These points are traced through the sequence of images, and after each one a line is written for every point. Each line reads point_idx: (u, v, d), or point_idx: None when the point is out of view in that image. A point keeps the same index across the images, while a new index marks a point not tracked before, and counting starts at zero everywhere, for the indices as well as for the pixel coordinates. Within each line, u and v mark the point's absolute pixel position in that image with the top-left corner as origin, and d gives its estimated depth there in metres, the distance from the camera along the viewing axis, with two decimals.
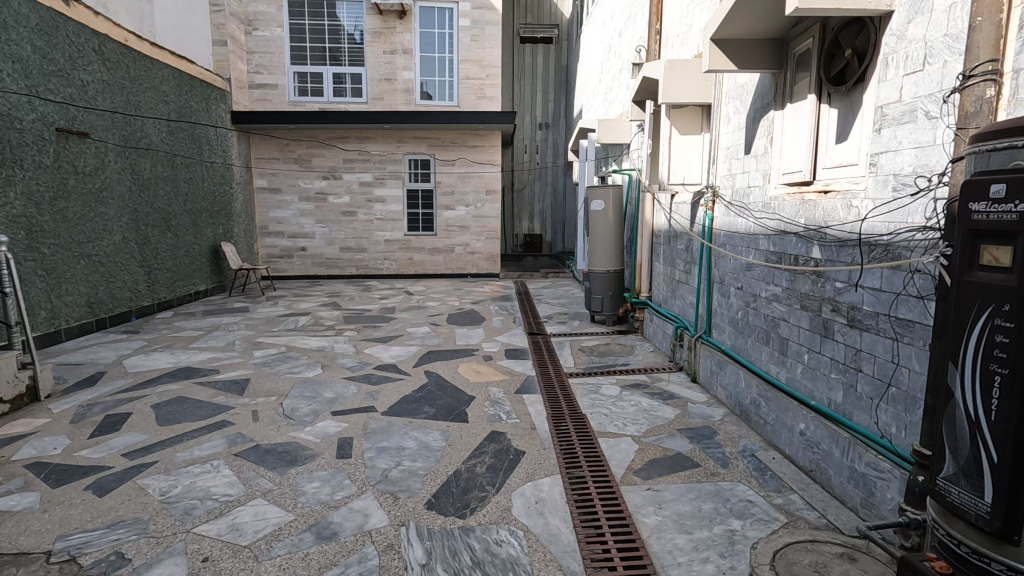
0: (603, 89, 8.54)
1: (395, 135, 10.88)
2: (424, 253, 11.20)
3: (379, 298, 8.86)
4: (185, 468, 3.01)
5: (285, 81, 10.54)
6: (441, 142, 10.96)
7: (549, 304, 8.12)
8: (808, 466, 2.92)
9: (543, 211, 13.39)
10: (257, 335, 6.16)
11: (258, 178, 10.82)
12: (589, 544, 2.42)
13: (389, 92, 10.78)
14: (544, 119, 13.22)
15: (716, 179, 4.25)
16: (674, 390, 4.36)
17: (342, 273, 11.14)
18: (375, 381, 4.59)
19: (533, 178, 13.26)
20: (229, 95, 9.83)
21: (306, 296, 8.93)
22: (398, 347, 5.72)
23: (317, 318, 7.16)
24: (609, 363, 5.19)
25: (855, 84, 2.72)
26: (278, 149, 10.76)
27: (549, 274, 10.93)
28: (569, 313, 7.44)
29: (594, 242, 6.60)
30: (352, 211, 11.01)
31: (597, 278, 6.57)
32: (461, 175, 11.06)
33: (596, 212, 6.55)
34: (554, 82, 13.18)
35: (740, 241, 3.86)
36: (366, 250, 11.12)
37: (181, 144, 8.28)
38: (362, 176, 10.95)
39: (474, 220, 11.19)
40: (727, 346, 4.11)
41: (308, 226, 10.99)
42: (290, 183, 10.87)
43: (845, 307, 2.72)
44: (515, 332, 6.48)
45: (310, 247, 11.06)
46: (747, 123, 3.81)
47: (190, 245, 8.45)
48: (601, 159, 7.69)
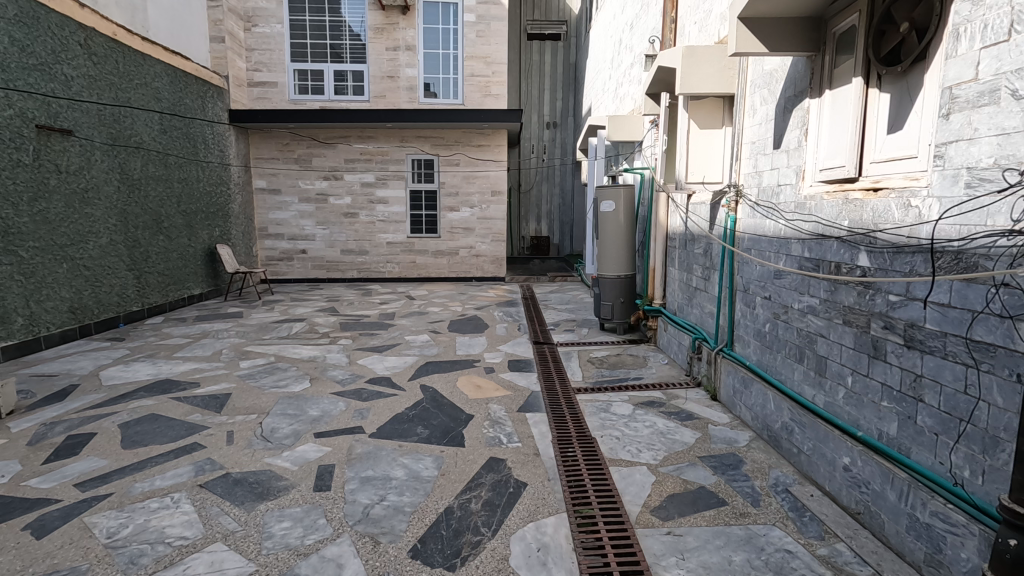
0: (614, 86, 8.15)
1: (398, 134, 10.56)
2: (428, 256, 10.86)
3: (379, 303, 8.52)
4: (140, 503, 2.66)
5: (285, 79, 10.24)
6: (445, 141, 10.62)
7: (556, 310, 7.73)
8: (855, 508, 2.52)
9: (551, 212, 13.01)
10: (247, 343, 5.83)
11: (257, 178, 10.53)
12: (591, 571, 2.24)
13: (392, 90, 10.46)
14: (552, 118, 12.85)
15: (740, 177, 3.86)
16: (693, 409, 3.96)
17: (344, 276, 10.83)
18: (366, 396, 4.24)
19: (541, 179, 12.89)
20: (226, 93, 9.55)
21: (304, 301, 8.60)
22: (393, 358, 5.36)
23: (312, 325, 6.83)
24: (620, 377, 4.79)
25: (912, 64, 2.33)
26: (278, 149, 10.47)
27: (557, 278, 10.55)
28: (578, 320, 7.05)
29: (603, 245, 6.22)
30: (354, 213, 10.69)
31: (606, 284, 6.20)
32: (465, 175, 10.70)
33: (605, 214, 6.17)
34: (562, 80, 12.81)
35: (769, 246, 3.46)
36: (368, 252, 10.80)
37: (174, 143, 7.99)
38: (364, 176, 10.64)
39: (479, 222, 10.83)
40: (752, 362, 3.70)
41: (308, 228, 10.69)
42: (290, 183, 10.57)
43: (901, 325, 2.32)
44: (520, 340, 6.09)
45: (311, 250, 10.75)
46: (776, 114, 3.41)
47: (183, 247, 8.15)
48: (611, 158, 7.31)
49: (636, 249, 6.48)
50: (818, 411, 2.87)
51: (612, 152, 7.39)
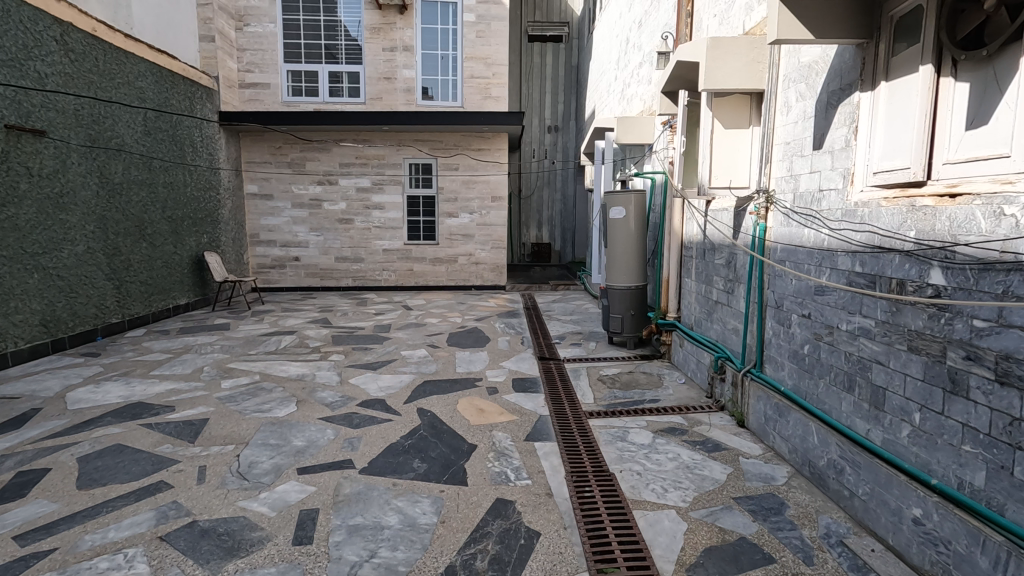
0: (621, 87, 7.81)
1: (395, 137, 10.20)
2: (425, 263, 10.48)
3: (374, 313, 8.14)
4: (86, 563, 2.26)
5: (277, 80, 9.88)
6: (444, 145, 10.26)
7: (560, 322, 7.36)
8: (930, 570, 2.15)
9: (552, 218, 12.66)
10: (231, 359, 5.43)
11: (248, 183, 10.15)
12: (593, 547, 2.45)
13: (389, 91, 10.10)
14: (554, 122, 12.52)
15: (772, 181, 3.50)
16: (719, 438, 3.57)
17: (338, 284, 10.44)
18: (358, 422, 3.85)
19: (542, 184, 12.55)
20: (216, 94, 9.18)
21: (296, 311, 8.21)
22: (388, 375, 4.97)
23: (303, 338, 6.43)
24: (634, 398, 4.40)
25: (1002, 46, 1.96)
26: (270, 153, 10.09)
27: (559, 286, 10.18)
28: (584, 333, 6.67)
29: (612, 253, 5.86)
30: (349, 218, 10.32)
31: (616, 295, 5.84)
32: (465, 180, 10.34)
33: (615, 221, 5.80)
34: (564, 83, 12.48)
35: (809, 258, 3.09)
36: (363, 259, 10.41)
37: (160, 145, 7.60)
38: (359, 181, 10.26)
39: (479, 228, 10.46)
40: (786, 387, 3.32)
41: (301, 235, 10.30)
42: (283, 188, 10.19)
43: (990, 357, 1.95)
44: (524, 356, 5.71)
45: (304, 257, 10.36)
46: (816, 110, 3.05)
47: (168, 255, 7.75)
48: (618, 162, 6.96)
49: (647, 257, 6.11)
50: (876, 449, 2.49)
51: (621, 155, 7.03)
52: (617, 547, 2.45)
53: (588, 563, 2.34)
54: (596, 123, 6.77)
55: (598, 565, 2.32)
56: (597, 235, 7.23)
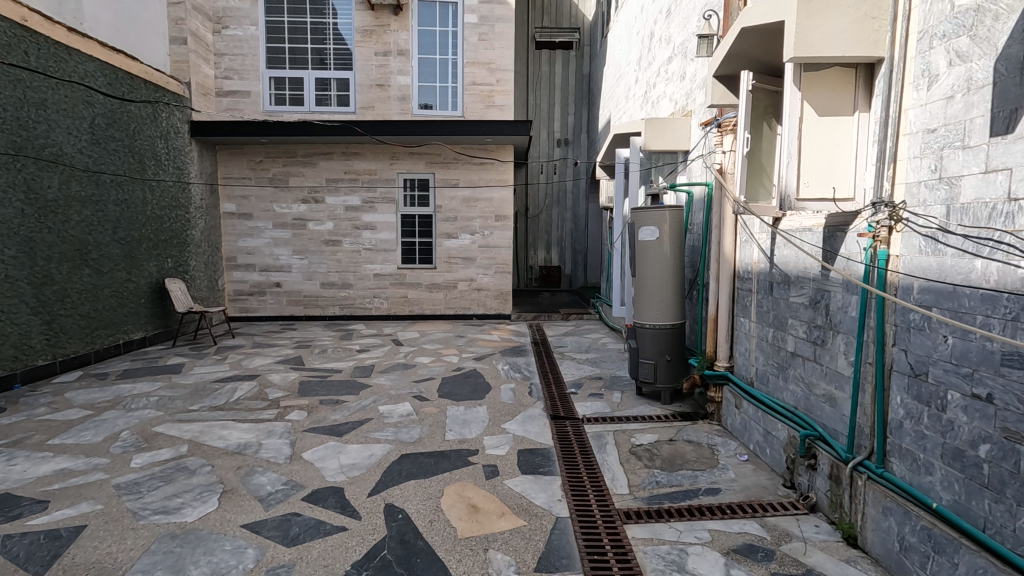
0: (643, 90, 6.77)
1: (388, 150, 9.18)
2: (421, 290, 9.37)
3: (357, 350, 7.02)
4: None
5: (259, 88, 8.93)
6: (442, 159, 9.24)
7: (575, 364, 6.19)
8: None
9: (562, 239, 11.61)
10: (162, 419, 4.28)
11: (225, 201, 9.14)
12: (588, 548, 2.62)
13: (381, 99, 9.11)
14: (564, 135, 11.53)
15: (904, 188, 2.37)
16: (828, 572, 2.38)
17: (324, 313, 9.34)
18: (296, 534, 2.68)
19: (551, 203, 11.52)
20: (187, 101, 8.21)
21: (269, 348, 7.09)
22: (356, 445, 3.81)
23: (264, 385, 5.30)
24: (685, 487, 3.22)
25: None
26: (250, 168, 9.11)
27: (571, 316, 9.05)
28: (605, 380, 5.50)
29: (643, 284, 4.73)
30: (336, 240, 9.27)
31: (646, 335, 4.70)
32: (466, 198, 9.29)
33: (645, 243, 4.67)
34: (575, 93, 11.50)
35: (990, 307, 1.94)
36: (352, 285, 9.33)
37: (113, 157, 6.62)
38: (348, 199, 9.23)
39: (481, 250, 9.36)
40: (943, 504, 2.14)
41: (283, 258, 9.26)
42: (263, 207, 9.19)
43: None
44: (532, 413, 4.53)
45: (286, 283, 9.29)
46: (998, 73, 1.92)
47: (120, 282, 6.69)
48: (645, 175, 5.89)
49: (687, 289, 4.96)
50: None
51: (649, 164, 5.92)
52: (610, 548, 2.61)
53: (583, 562, 2.50)
54: (616, 128, 5.71)
55: (592, 565, 2.48)
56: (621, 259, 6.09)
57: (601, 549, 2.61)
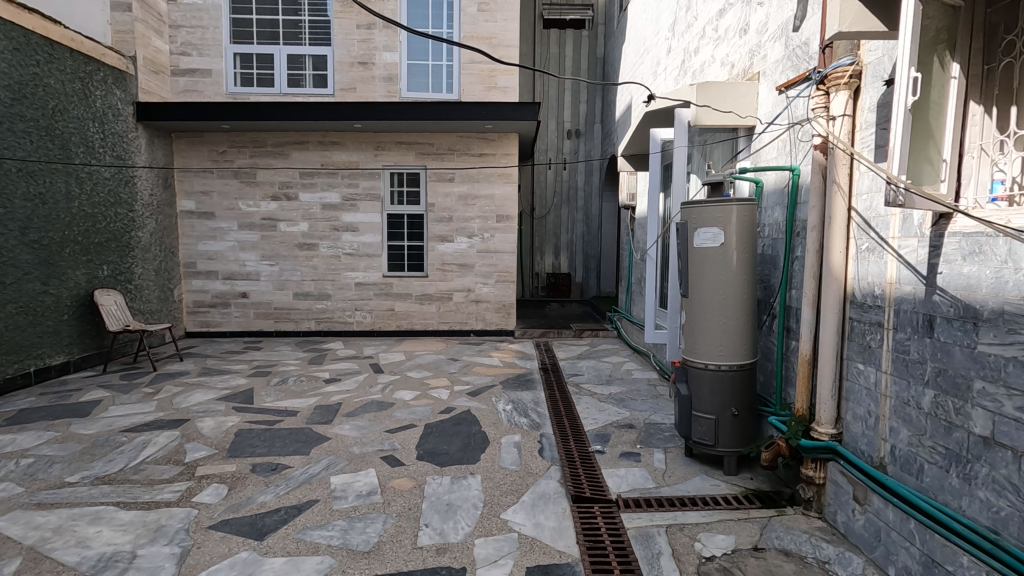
0: (680, 58, 5.47)
1: (372, 139, 7.89)
2: (411, 302, 8.07)
3: (327, 378, 5.72)
4: None
5: (221, 66, 7.65)
6: (435, 149, 7.93)
7: (597, 403, 4.87)
8: None
9: (571, 243, 10.34)
10: (14, 503, 2.98)
11: (183, 198, 7.87)
12: (588, 550, 2.64)
13: (364, 79, 7.81)
14: (575, 125, 10.22)
15: None
16: None
17: (297, 328, 8.05)
18: None
19: (559, 202, 10.28)
20: (131, 79, 6.94)
21: (219, 376, 5.78)
22: (279, 559, 2.50)
23: (189, 437, 3.99)
24: None
25: None
26: (212, 160, 7.84)
27: (585, 333, 7.82)
28: (639, 431, 4.18)
29: (697, 308, 3.42)
30: (312, 243, 7.98)
31: (705, 381, 3.39)
32: (462, 195, 7.98)
33: (703, 251, 3.35)
34: (587, 77, 10.18)
35: None
36: (330, 296, 8.04)
37: (21, 140, 5.35)
38: (326, 197, 7.94)
39: (480, 256, 8.05)
40: None
41: (251, 264, 7.98)
42: (227, 205, 7.91)
43: None
44: (545, 491, 3.21)
45: (254, 293, 8.01)
46: None
47: (31, 296, 5.43)
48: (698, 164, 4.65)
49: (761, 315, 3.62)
50: None
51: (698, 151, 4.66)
52: (611, 551, 2.63)
53: (584, 564, 2.52)
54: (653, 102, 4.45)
55: (593, 567, 2.49)
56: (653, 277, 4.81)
57: (602, 551, 2.63)
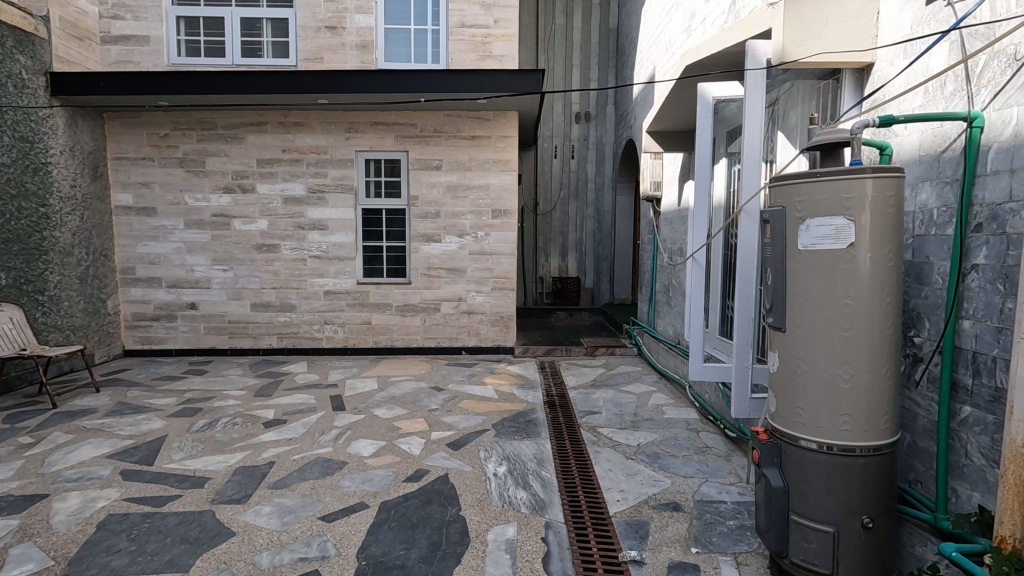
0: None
1: (343, 118, 6.58)
2: (390, 314, 6.78)
3: (269, 418, 4.44)
4: None
5: (161, 32, 6.37)
6: (419, 131, 6.63)
7: (623, 465, 3.54)
8: None
9: (581, 243, 9.02)
10: None
11: (118, 191, 6.61)
12: (579, 548, 2.64)
13: (333, 47, 6.50)
14: (584, 107, 8.89)
15: None
16: None
17: (255, 345, 6.78)
18: None
19: (566, 196, 8.97)
20: (42, 44, 5.67)
21: (131, 416, 4.50)
22: None
23: (25, 534, 2.70)
24: None
25: None
26: (152, 145, 6.56)
27: (599, 350, 6.53)
28: (690, 520, 2.86)
29: (801, 352, 2.08)
30: (273, 244, 6.69)
31: (814, 470, 2.06)
32: (452, 186, 6.67)
33: (815, 260, 2.00)
34: (599, 51, 8.81)
35: None
36: (294, 307, 6.75)
37: None
38: (288, 188, 6.64)
39: (472, 258, 6.74)
40: None
41: (200, 269, 6.70)
42: (170, 198, 6.63)
43: None
44: None
45: (204, 304, 6.74)
46: None
47: None
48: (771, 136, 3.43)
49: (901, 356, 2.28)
50: None
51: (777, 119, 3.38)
52: (596, 551, 2.61)
53: (572, 563, 2.52)
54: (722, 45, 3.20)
55: (581, 566, 2.49)
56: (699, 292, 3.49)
57: (589, 549, 2.63)
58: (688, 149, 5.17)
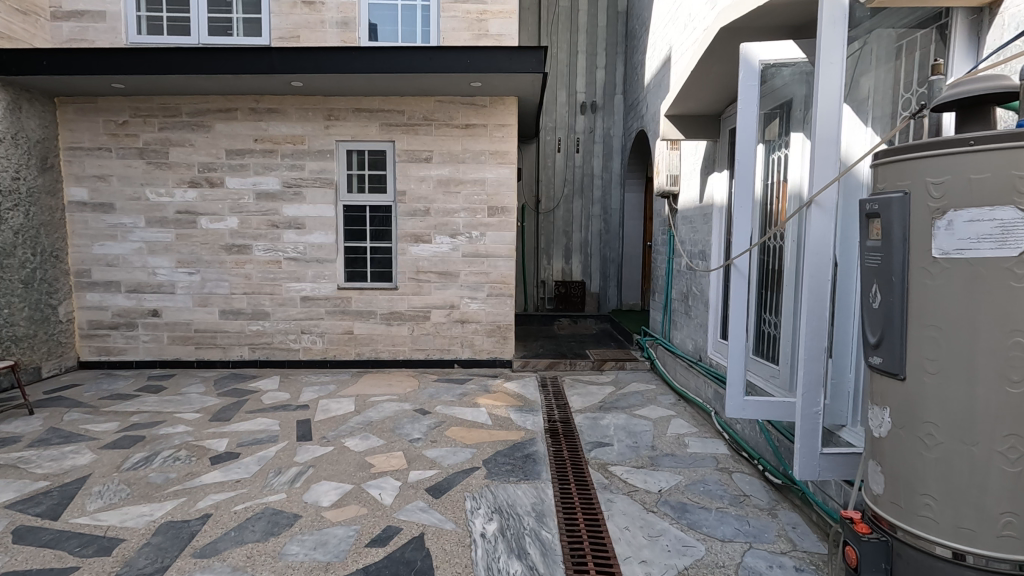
0: None
1: (322, 104, 5.90)
2: (375, 323, 6.09)
3: (220, 451, 3.75)
4: None
5: (118, 7, 5.70)
6: (407, 118, 5.93)
7: (643, 521, 2.85)
8: None
9: (586, 244, 8.33)
10: None
11: (72, 185, 5.92)
12: (569, 550, 2.61)
13: (310, 23, 5.82)
14: (590, 96, 8.19)
15: None
16: None
17: (225, 357, 6.10)
18: None
19: (571, 193, 8.27)
20: None
21: (58, 447, 3.81)
22: None
23: None
24: None
25: None
26: (109, 133, 5.88)
27: (608, 365, 5.83)
28: None
29: (934, 413, 1.37)
30: (243, 245, 6.01)
31: None
32: (443, 180, 5.98)
33: (963, 276, 1.30)
34: (607, 35, 8.09)
35: None
36: (268, 315, 6.07)
37: None
38: (261, 182, 5.95)
39: (466, 261, 6.05)
40: None
41: (163, 272, 6.02)
42: (129, 192, 5.94)
43: None
44: None
45: (167, 310, 6.06)
46: None
47: None
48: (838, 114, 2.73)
49: None
50: None
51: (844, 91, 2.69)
52: (588, 552, 2.58)
53: (563, 563, 2.50)
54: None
55: (571, 566, 2.48)
56: (740, 307, 2.75)
57: (580, 551, 2.60)
58: (714, 138, 4.47)
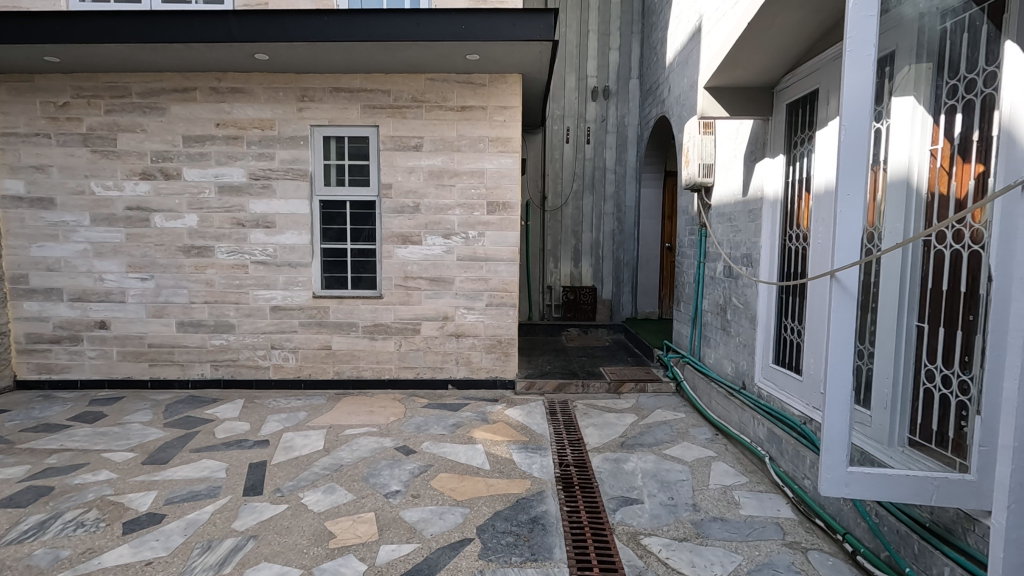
0: None
1: (294, 83, 5.07)
2: (356, 337, 5.26)
3: (140, 512, 2.93)
4: None
5: None
6: (393, 100, 5.10)
7: None
8: None
9: (597, 245, 7.49)
10: None
11: (4, 177, 5.11)
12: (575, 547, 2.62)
13: None
14: (602, 81, 7.34)
15: None
16: None
17: (184, 376, 5.29)
18: None
19: (580, 189, 7.43)
20: None
21: None
22: None
23: None
24: None
25: None
26: (48, 117, 5.07)
27: (626, 388, 5.00)
28: None
29: None
30: (204, 247, 5.19)
31: None
32: (436, 171, 5.16)
33: None
34: (621, 13, 7.25)
35: None
36: (233, 327, 5.25)
37: None
38: (225, 174, 5.14)
39: (461, 266, 5.22)
40: None
41: (112, 278, 5.21)
42: (72, 186, 5.13)
43: None
44: None
45: (116, 322, 5.25)
46: None
47: None
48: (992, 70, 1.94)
49: None
50: None
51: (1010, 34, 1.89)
52: (593, 552, 2.58)
53: (567, 561, 2.51)
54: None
55: (575, 564, 2.48)
56: (843, 340, 1.90)
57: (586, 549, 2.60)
58: (763, 116, 3.59)
